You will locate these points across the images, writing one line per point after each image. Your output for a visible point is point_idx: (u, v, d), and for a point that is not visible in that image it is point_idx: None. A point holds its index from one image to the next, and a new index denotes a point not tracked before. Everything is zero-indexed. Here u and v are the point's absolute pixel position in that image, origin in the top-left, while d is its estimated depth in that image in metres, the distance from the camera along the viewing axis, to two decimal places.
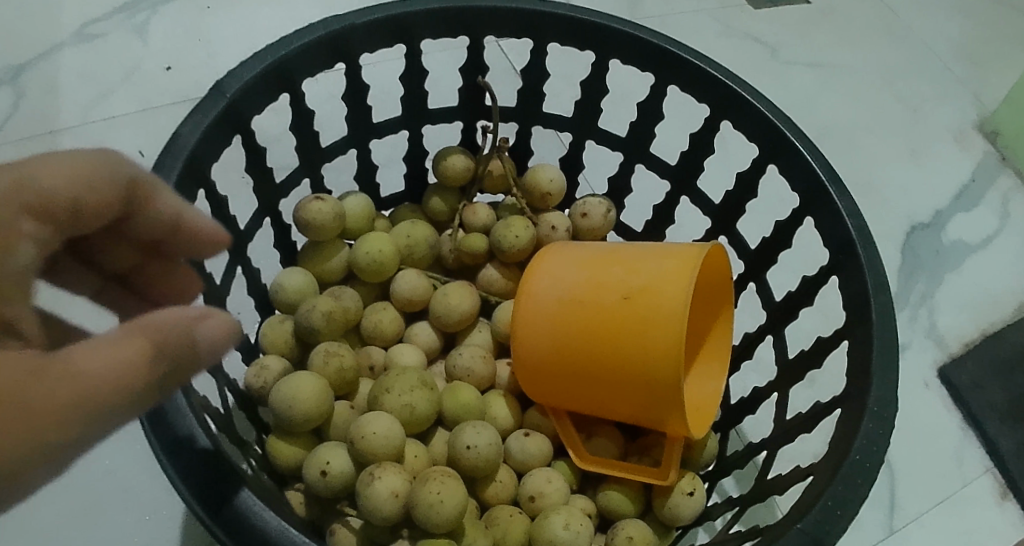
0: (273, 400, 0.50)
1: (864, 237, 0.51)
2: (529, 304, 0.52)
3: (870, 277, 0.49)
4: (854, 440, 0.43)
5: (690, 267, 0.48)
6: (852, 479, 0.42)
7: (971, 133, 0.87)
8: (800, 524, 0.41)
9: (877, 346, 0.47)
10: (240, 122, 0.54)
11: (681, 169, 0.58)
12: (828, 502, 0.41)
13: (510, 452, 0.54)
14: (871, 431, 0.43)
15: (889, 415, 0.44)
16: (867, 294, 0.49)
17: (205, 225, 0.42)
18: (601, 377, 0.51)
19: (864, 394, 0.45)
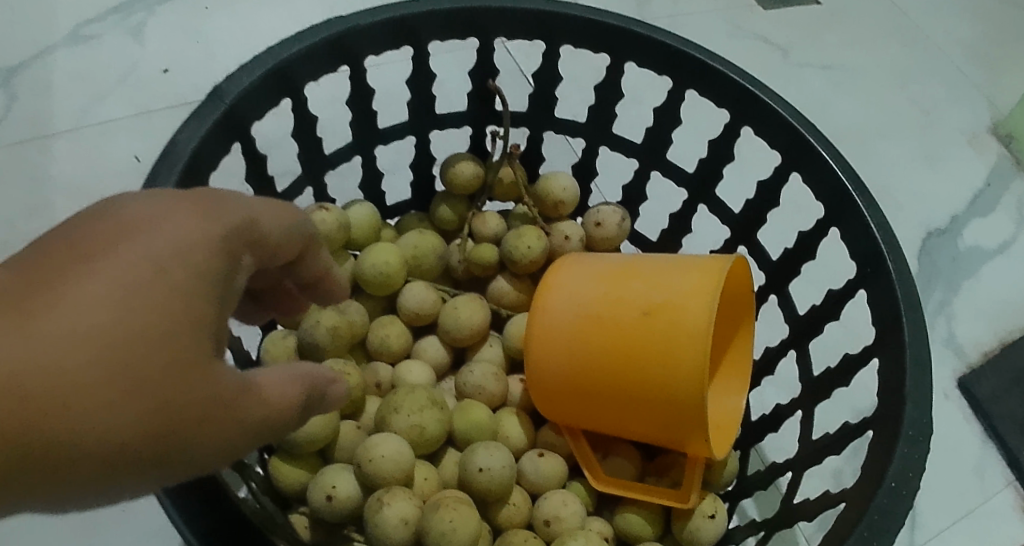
0: None
1: (893, 251, 0.49)
2: (544, 319, 0.50)
3: (900, 292, 0.47)
4: (889, 464, 0.41)
5: (714, 282, 0.46)
6: (888, 507, 0.40)
7: (985, 137, 0.84)
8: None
9: (911, 365, 0.45)
10: (240, 128, 0.51)
11: (700, 176, 0.56)
12: (863, 532, 0.39)
13: (524, 473, 0.51)
14: (907, 456, 0.41)
15: (925, 438, 0.42)
16: (898, 310, 0.47)
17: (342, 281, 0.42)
18: (620, 396, 0.49)
19: (898, 416, 0.43)
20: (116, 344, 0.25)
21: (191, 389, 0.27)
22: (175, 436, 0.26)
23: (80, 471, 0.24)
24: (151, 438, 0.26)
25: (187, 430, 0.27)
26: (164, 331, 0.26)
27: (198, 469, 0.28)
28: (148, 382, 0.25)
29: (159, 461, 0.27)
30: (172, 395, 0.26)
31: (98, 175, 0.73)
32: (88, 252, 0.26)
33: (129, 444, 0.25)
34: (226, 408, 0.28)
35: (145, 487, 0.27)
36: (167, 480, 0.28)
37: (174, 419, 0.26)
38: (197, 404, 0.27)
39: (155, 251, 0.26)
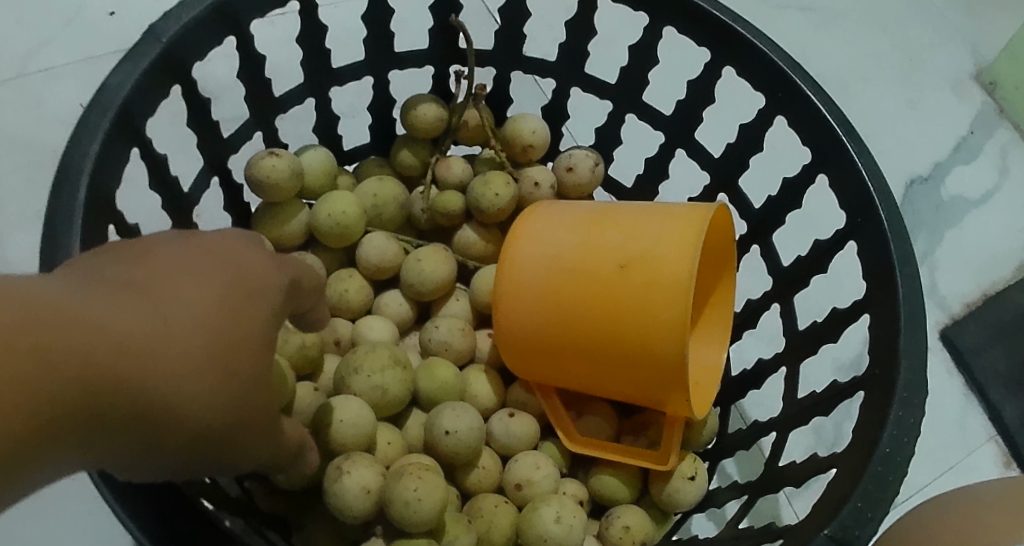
0: None
1: (889, 203, 0.47)
2: (512, 273, 0.46)
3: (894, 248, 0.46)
4: (884, 430, 0.41)
5: (697, 231, 0.43)
6: (882, 475, 0.39)
7: (968, 84, 0.79)
8: (828, 529, 0.38)
9: (904, 326, 0.44)
10: (180, 70, 0.47)
11: (677, 119, 0.52)
12: (857, 502, 0.39)
13: (493, 434, 0.48)
14: (902, 420, 0.41)
15: (919, 400, 0.42)
16: (892, 267, 0.46)
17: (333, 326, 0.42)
18: (596, 355, 0.46)
19: (893, 377, 0.43)
20: (222, 341, 0.27)
21: (263, 399, 0.30)
22: (241, 433, 0.29)
23: (167, 442, 0.27)
24: (229, 430, 0.29)
25: (249, 430, 0.30)
26: (259, 343, 0.29)
27: (237, 466, 0.31)
28: (234, 381, 0.28)
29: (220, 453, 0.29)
30: (253, 399, 0.29)
31: (40, 125, 0.68)
32: (194, 258, 0.28)
33: (206, 433, 0.28)
34: (272, 417, 0.31)
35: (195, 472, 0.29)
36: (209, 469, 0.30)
37: (247, 420, 0.29)
38: (263, 412, 0.30)
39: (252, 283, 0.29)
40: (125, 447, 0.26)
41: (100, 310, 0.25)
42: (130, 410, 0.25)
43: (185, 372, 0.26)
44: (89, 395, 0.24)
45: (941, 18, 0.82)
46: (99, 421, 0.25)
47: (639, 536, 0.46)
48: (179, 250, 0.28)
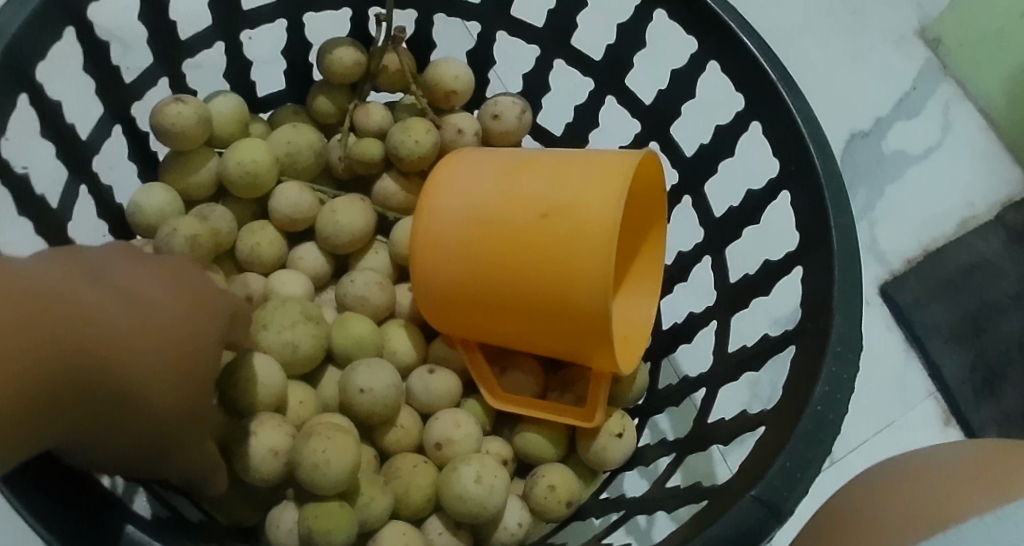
0: None
1: (824, 152, 0.45)
2: (430, 224, 0.44)
3: (829, 198, 0.44)
4: (816, 387, 0.40)
5: (620, 177, 0.41)
6: (812, 433, 0.38)
7: (912, 39, 0.78)
8: (754, 491, 0.37)
9: (839, 278, 0.43)
10: (73, 9, 0.43)
11: (607, 64, 0.50)
12: (786, 462, 0.38)
13: (413, 392, 0.46)
14: (834, 375, 0.40)
15: (852, 355, 0.41)
16: (826, 218, 0.44)
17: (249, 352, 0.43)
18: (519, 310, 0.44)
19: (824, 331, 0.42)
20: (176, 341, 0.30)
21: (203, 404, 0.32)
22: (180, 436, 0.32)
23: (127, 434, 0.29)
24: (174, 428, 0.31)
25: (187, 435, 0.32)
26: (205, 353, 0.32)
27: (168, 468, 0.33)
28: (190, 381, 0.31)
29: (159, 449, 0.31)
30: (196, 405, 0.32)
31: None
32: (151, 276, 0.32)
33: (164, 429, 0.30)
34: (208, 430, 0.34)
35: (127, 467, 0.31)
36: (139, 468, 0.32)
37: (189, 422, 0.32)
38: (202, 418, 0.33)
39: (199, 302, 0.33)
40: (91, 431, 0.28)
41: (86, 298, 0.27)
42: (103, 395, 0.28)
43: (150, 366, 0.29)
44: (75, 371, 0.26)
45: None
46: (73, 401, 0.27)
47: (565, 495, 0.45)
48: (136, 269, 0.32)
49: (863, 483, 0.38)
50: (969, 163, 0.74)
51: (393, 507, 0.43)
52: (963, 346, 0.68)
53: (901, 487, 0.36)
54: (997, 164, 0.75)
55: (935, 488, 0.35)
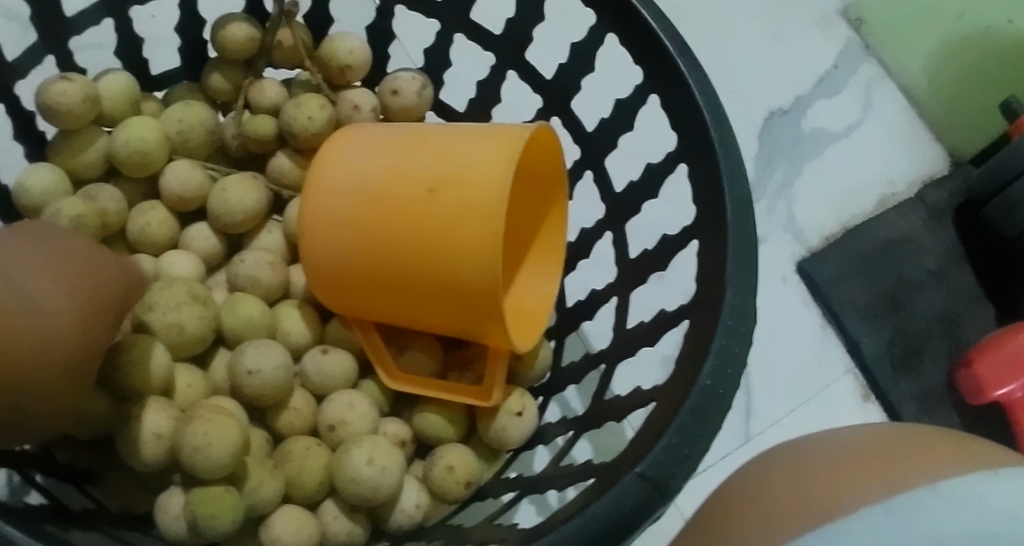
0: None
1: (720, 125, 0.45)
2: (319, 199, 0.43)
3: (726, 171, 0.44)
4: (705, 360, 0.39)
5: (509, 150, 0.40)
6: (700, 408, 0.38)
7: (833, 18, 0.78)
8: (639, 467, 0.37)
9: (732, 249, 0.42)
10: None
11: (507, 38, 0.49)
12: (672, 438, 0.37)
13: (306, 374, 0.45)
14: (724, 349, 0.39)
15: (744, 328, 0.40)
16: (721, 191, 0.44)
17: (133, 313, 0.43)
18: (411, 287, 0.43)
19: (717, 303, 0.41)
20: (89, 343, 0.33)
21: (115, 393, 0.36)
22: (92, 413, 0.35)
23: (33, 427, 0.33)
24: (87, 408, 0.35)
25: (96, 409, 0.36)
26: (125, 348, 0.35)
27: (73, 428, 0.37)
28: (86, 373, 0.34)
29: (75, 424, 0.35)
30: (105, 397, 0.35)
31: None
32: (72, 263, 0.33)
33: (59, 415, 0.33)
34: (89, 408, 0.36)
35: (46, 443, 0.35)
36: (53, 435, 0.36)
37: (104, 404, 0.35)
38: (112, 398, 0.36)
39: (112, 292, 0.35)
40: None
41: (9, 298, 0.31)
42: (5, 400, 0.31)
43: (51, 367, 0.32)
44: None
45: None
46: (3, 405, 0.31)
47: (464, 476, 0.44)
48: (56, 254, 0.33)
49: (764, 470, 0.36)
50: (887, 141, 0.76)
51: (286, 491, 0.42)
52: (883, 321, 0.69)
53: (800, 471, 0.34)
54: (914, 141, 0.76)
55: (834, 475, 0.33)
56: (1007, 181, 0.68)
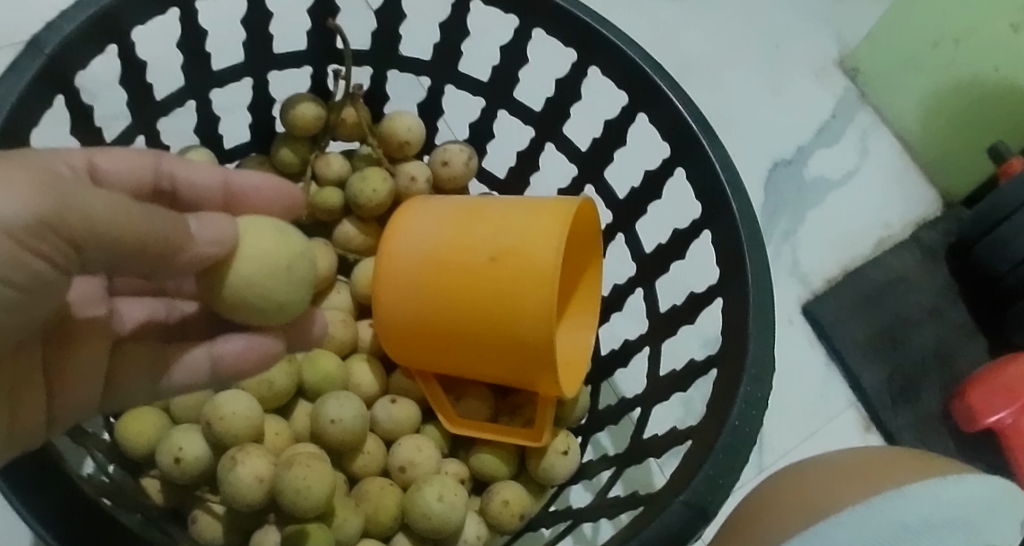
0: (118, 429, 0.49)
1: (736, 190, 0.50)
2: (390, 266, 0.49)
3: (745, 234, 0.49)
4: (734, 404, 0.44)
5: (560, 223, 0.46)
6: (730, 445, 0.43)
7: (832, 70, 0.86)
8: (683, 496, 0.42)
9: (754, 301, 0.48)
10: (65, 81, 0.45)
11: (546, 115, 0.56)
12: (709, 471, 0.43)
13: (377, 420, 0.51)
14: (750, 394, 0.44)
15: (766, 376, 0.45)
16: (742, 253, 0.49)
17: (257, 189, 0.45)
18: (472, 343, 0.49)
19: (742, 356, 0.46)
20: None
21: (285, 296, 0.40)
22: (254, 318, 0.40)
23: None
24: (252, 316, 0.40)
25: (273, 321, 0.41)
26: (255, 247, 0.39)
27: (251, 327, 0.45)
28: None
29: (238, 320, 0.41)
30: (282, 285, 0.39)
31: None
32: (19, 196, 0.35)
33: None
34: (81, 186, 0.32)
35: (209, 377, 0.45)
36: (226, 369, 0.44)
37: (266, 311, 0.40)
38: (301, 293, 0.41)
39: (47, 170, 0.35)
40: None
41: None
42: None
43: None
44: None
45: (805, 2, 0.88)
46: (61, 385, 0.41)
47: (518, 509, 0.49)
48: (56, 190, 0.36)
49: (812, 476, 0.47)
50: (885, 187, 0.83)
51: (364, 527, 0.47)
52: (882, 357, 0.75)
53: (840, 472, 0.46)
54: (913, 183, 0.84)
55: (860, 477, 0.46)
56: (997, 222, 0.74)
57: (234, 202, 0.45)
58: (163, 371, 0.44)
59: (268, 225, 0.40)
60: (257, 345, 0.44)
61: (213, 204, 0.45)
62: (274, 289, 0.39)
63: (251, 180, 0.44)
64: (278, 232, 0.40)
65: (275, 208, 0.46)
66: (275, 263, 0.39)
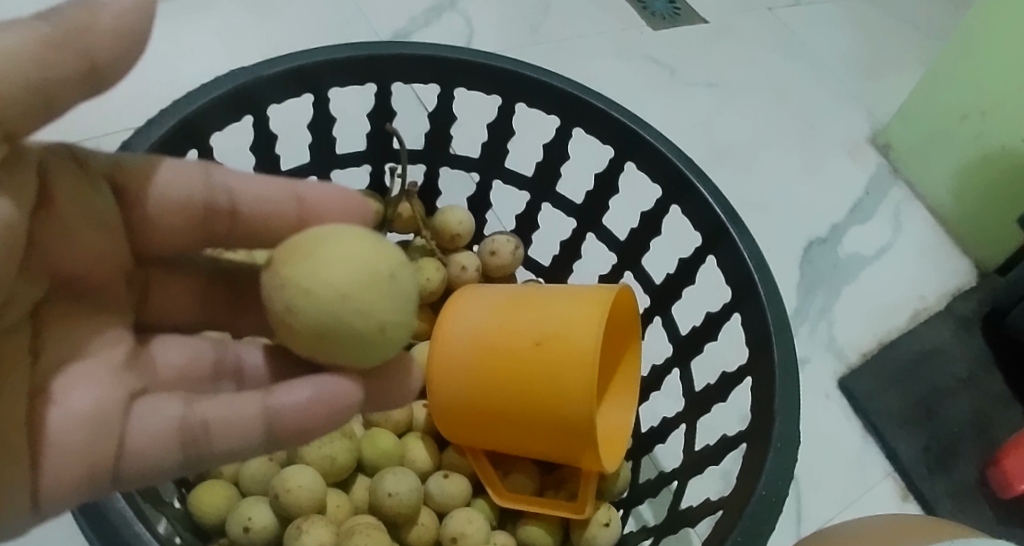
0: (189, 499, 0.52)
1: (763, 275, 0.52)
2: (443, 351, 0.53)
3: (770, 312, 0.51)
4: (760, 475, 0.45)
5: (600, 309, 0.50)
6: (757, 513, 0.44)
7: (865, 147, 0.95)
8: None
9: (779, 367, 0.49)
10: None
11: (586, 208, 0.61)
12: (737, 537, 0.43)
13: (430, 494, 0.55)
14: (776, 467, 0.45)
15: (792, 450, 0.46)
16: (768, 331, 0.50)
17: (331, 203, 0.41)
18: (519, 421, 0.53)
19: (768, 431, 0.47)
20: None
21: (387, 313, 0.34)
22: (353, 350, 0.34)
23: None
24: (349, 345, 0.34)
25: (370, 355, 0.35)
26: (352, 254, 0.34)
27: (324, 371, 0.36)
28: None
29: (314, 358, 0.35)
30: (382, 297, 0.34)
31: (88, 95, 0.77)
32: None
33: None
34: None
35: (262, 443, 0.36)
36: (285, 429, 0.35)
37: (365, 337, 0.34)
38: (405, 314, 0.35)
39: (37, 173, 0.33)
40: None
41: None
42: None
43: None
44: None
45: (844, 86, 1.00)
46: (56, 452, 0.33)
47: None
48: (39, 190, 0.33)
49: None
50: (918, 261, 0.86)
51: None
52: (918, 428, 0.75)
53: None
54: (947, 257, 0.87)
55: None
56: None
57: (306, 216, 0.41)
58: (198, 440, 0.35)
59: (358, 234, 0.35)
60: (329, 400, 0.35)
61: (284, 222, 0.41)
62: (375, 303, 0.33)
63: (324, 193, 0.41)
64: (372, 241, 0.35)
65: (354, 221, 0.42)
66: (375, 271, 0.34)
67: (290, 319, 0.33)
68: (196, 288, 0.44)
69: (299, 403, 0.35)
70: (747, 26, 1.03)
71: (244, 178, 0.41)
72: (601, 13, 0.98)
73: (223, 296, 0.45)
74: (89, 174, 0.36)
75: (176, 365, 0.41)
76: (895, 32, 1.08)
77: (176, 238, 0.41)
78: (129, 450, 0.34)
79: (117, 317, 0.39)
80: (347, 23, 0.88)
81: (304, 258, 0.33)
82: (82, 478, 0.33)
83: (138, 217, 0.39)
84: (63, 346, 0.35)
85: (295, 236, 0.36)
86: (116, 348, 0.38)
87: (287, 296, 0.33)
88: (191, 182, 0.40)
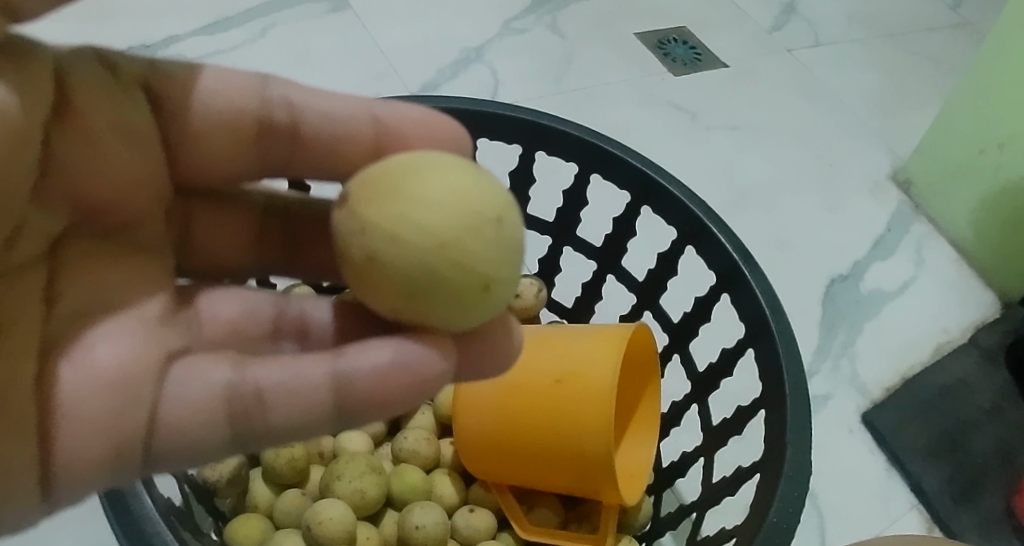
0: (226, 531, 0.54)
1: (777, 313, 0.54)
2: (468, 390, 0.56)
3: (782, 349, 0.52)
4: (771, 505, 0.46)
5: (615, 347, 0.53)
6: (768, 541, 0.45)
7: (886, 184, 0.96)
8: None
9: (790, 400, 0.50)
10: None
11: (606, 250, 0.64)
12: None
13: (456, 528, 0.57)
14: (787, 495, 0.46)
15: (803, 480, 0.47)
16: (780, 366, 0.52)
17: (409, 120, 0.40)
18: (540, 457, 0.54)
19: (780, 462, 0.48)
20: None
21: (488, 266, 0.31)
22: (448, 308, 0.31)
23: None
24: (444, 299, 0.31)
25: (467, 316, 0.32)
26: (439, 184, 0.31)
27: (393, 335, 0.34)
28: None
29: (396, 318, 0.32)
30: (482, 244, 0.31)
31: None
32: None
33: None
34: None
35: (330, 418, 0.33)
36: (357, 397, 0.32)
37: (465, 289, 0.31)
38: (507, 264, 0.32)
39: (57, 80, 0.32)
40: None
41: None
42: None
43: None
44: None
45: (864, 124, 1.02)
46: (73, 417, 0.30)
47: None
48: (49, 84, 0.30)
49: None
50: (941, 295, 0.87)
51: None
52: (943, 461, 0.75)
53: None
54: (970, 290, 0.88)
55: None
56: None
57: (385, 134, 0.39)
58: (252, 412, 0.32)
59: (449, 166, 0.32)
60: (408, 366, 0.32)
61: (360, 146, 0.40)
62: (474, 249, 0.31)
63: (402, 114, 0.40)
64: (471, 176, 0.32)
65: (439, 141, 0.40)
66: (479, 216, 0.31)
67: (375, 260, 0.30)
68: (246, 227, 0.45)
69: (368, 374, 0.32)
70: (766, 68, 1.06)
71: (308, 97, 0.40)
72: (622, 61, 1.01)
73: (274, 239, 0.46)
74: (120, 84, 0.35)
75: (226, 320, 0.38)
76: (915, 70, 1.10)
77: (231, 161, 0.41)
78: (164, 414, 0.32)
79: (154, 260, 0.38)
80: (378, 77, 0.92)
81: (389, 196, 0.31)
82: (108, 457, 0.31)
83: (179, 136, 0.39)
84: (83, 295, 0.33)
85: (372, 170, 0.33)
86: (151, 303, 0.35)
87: (368, 241, 0.30)
88: (244, 100, 0.39)
